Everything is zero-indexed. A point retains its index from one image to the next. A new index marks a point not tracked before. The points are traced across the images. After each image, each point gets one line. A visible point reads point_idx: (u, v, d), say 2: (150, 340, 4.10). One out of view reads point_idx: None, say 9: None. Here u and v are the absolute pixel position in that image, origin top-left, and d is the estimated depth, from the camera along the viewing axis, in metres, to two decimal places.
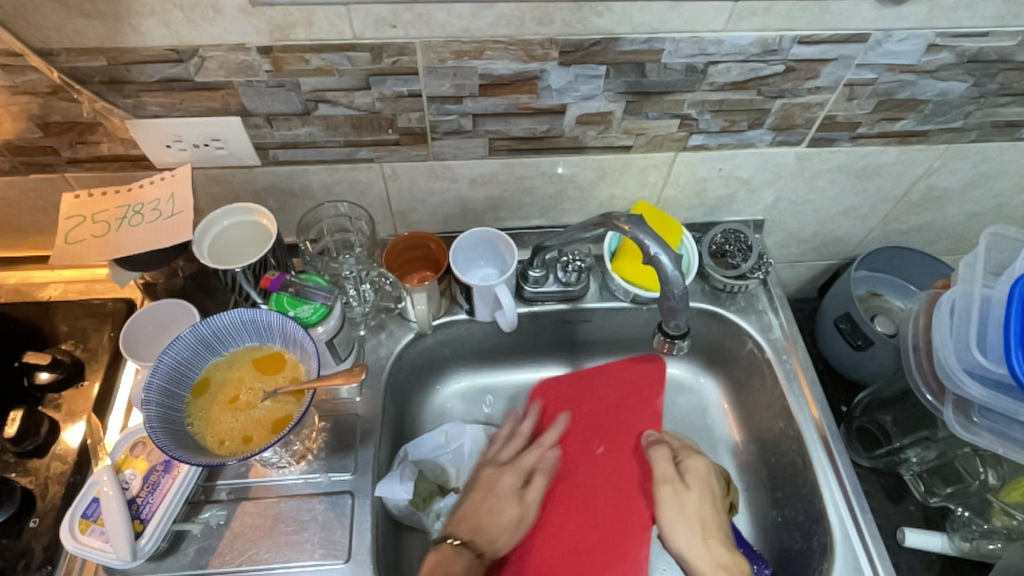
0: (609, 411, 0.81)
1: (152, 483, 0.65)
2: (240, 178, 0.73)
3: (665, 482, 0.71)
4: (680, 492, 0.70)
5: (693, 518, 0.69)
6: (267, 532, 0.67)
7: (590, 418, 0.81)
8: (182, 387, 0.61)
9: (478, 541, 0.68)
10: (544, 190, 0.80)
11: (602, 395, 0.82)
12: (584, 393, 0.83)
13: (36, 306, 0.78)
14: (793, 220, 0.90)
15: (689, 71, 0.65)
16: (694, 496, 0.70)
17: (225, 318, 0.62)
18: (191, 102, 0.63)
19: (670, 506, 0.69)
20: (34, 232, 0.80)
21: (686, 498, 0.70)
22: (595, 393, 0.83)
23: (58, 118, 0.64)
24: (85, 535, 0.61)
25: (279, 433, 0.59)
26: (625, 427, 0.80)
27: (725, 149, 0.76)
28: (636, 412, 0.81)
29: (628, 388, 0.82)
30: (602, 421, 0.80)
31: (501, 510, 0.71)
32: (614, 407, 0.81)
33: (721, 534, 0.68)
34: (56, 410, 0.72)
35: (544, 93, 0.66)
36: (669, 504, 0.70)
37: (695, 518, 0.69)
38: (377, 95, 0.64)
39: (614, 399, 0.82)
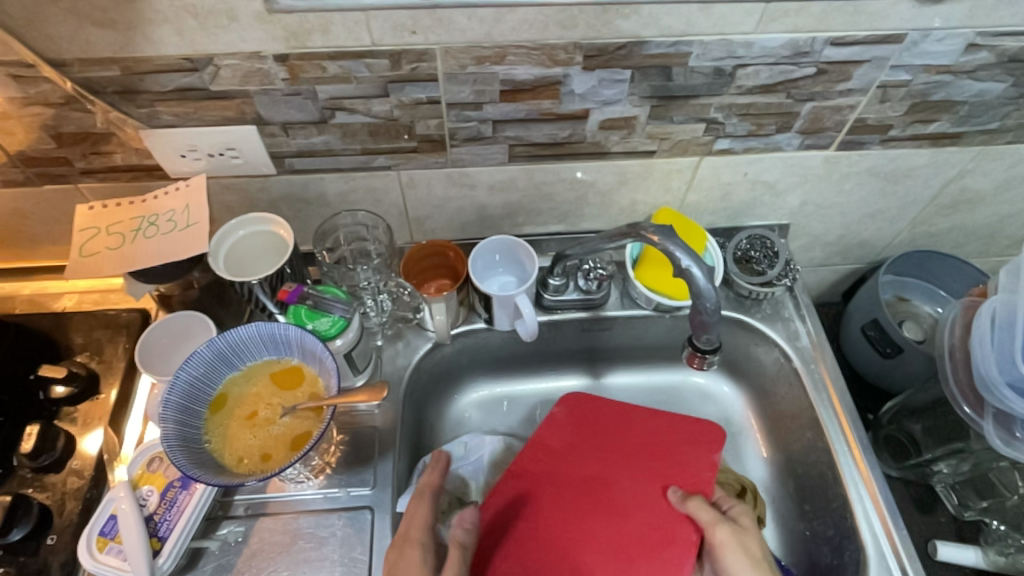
0: (660, 446, 0.74)
1: (170, 499, 0.64)
2: (255, 187, 0.72)
3: (720, 522, 0.65)
4: (741, 532, 0.64)
5: (755, 554, 0.63)
6: (286, 548, 0.66)
7: (637, 450, 0.74)
8: (200, 403, 0.60)
9: None
10: (564, 197, 0.78)
11: (651, 431, 0.75)
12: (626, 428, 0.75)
13: (50, 317, 0.77)
14: (819, 224, 0.88)
15: (717, 75, 0.63)
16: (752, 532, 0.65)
17: (242, 331, 0.61)
18: (205, 111, 0.62)
19: (731, 547, 0.63)
20: (48, 242, 0.79)
21: (747, 537, 0.64)
22: (643, 426, 0.76)
23: (71, 129, 0.63)
24: (103, 553, 0.60)
25: (299, 451, 0.58)
26: (673, 466, 0.72)
27: (751, 153, 0.74)
28: (688, 459, 0.73)
29: (677, 427, 0.75)
30: (652, 451, 0.73)
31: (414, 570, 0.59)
32: (653, 441, 0.74)
33: None
34: (72, 423, 0.71)
35: (567, 99, 0.64)
36: (725, 545, 0.63)
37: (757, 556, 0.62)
38: (395, 102, 0.63)
39: (661, 435, 0.75)
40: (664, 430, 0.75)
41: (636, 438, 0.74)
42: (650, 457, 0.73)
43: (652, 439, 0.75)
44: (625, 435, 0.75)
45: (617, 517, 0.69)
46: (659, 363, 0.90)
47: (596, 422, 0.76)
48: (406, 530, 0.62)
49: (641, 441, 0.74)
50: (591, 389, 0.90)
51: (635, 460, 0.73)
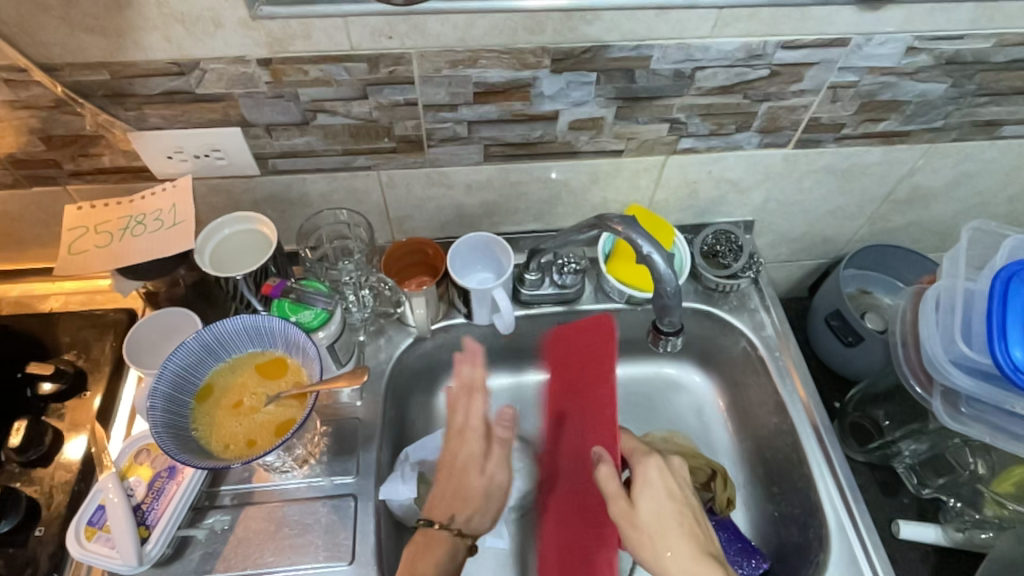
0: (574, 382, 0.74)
1: (157, 489, 0.65)
2: (240, 188, 0.75)
3: (615, 499, 0.61)
4: (627, 510, 0.61)
5: (654, 529, 0.61)
6: (271, 535, 0.68)
7: (575, 386, 0.74)
8: (186, 392, 0.62)
9: (458, 519, 0.71)
10: (538, 195, 0.82)
11: (579, 355, 0.74)
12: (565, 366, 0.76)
13: (39, 319, 0.79)
14: (783, 221, 0.93)
15: (677, 77, 0.67)
16: (665, 489, 0.64)
17: (228, 325, 0.63)
18: (192, 113, 0.65)
19: (626, 527, 0.61)
20: (36, 245, 0.81)
21: (635, 511, 0.62)
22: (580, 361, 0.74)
23: (61, 132, 0.65)
24: (92, 542, 0.62)
25: (283, 436, 0.60)
26: (597, 418, 0.67)
27: (714, 152, 0.78)
28: (591, 392, 0.70)
29: (584, 352, 0.73)
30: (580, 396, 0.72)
31: (473, 481, 0.73)
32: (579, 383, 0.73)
33: (693, 537, 0.61)
34: (60, 420, 0.72)
35: (538, 100, 0.68)
36: (624, 522, 0.61)
37: (654, 530, 0.61)
38: (374, 104, 0.66)
39: (576, 374, 0.73)
40: (575, 358, 0.74)
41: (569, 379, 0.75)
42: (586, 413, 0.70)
43: (565, 372, 0.77)
44: (563, 382, 0.77)
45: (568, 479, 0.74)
46: (633, 355, 0.94)
47: (568, 363, 0.76)
48: (464, 421, 0.74)
49: (580, 394, 0.72)
50: None
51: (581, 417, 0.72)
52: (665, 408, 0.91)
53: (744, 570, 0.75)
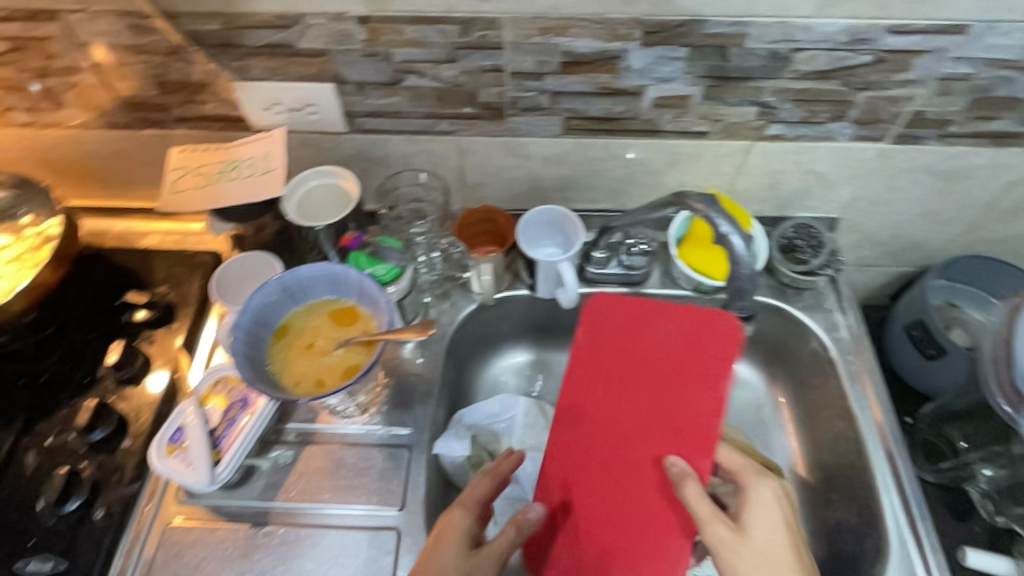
0: (659, 362, 0.66)
1: (230, 417, 0.69)
2: (327, 144, 0.78)
3: (716, 518, 0.58)
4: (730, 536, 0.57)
5: (778, 563, 0.57)
6: (328, 474, 0.71)
7: (646, 371, 0.66)
8: (266, 330, 0.66)
9: None
10: (614, 173, 0.82)
11: (627, 340, 0.68)
12: (638, 348, 0.67)
13: (137, 254, 0.85)
14: (869, 221, 0.88)
15: (773, 58, 0.65)
16: (777, 514, 0.60)
17: (308, 270, 0.67)
18: (290, 67, 0.68)
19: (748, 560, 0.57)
20: (141, 185, 0.87)
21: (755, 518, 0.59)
22: (638, 354, 0.67)
23: (173, 78, 0.70)
24: (170, 457, 0.67)
25: (351, 379, 0.63)
26: (669, 420, 0.64)
27: (803, 140, 0.75)
28: (693, 391, 0.64)
29: (629, 334, 0.68)
30: (656, 380, 0.65)
31: (445, 552, 0.58)
32: (661, 376, 0.65)
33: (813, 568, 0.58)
34: (150, 346, 0.78)
35: (625, 74, 0.67)
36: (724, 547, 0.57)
37: (766, 549, 0.57)
38: (462, 68, 0.67)
39: (645, 357, 0.66)
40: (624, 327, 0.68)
41: (620, 359, 0.67)
42: (650, 416, 0.64)
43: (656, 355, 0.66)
44: (631, 366, 0.67)
45: (586, 476, 0.65)
46: None
47: (618, 323, 0.68)
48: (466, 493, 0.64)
49: (644, 369, 0.66)
50: None
51: (605, 412, 0.66)
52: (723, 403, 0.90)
53: None
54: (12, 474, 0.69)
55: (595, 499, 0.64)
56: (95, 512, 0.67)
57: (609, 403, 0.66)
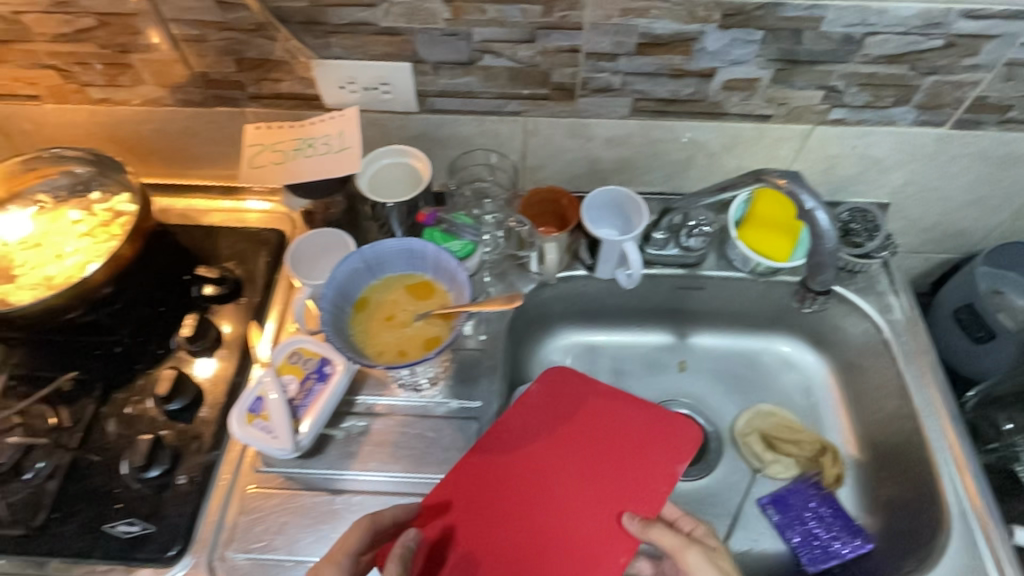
0: (572, 427, 0.72)
1: (307, 388, 0.71)
2: (395, 123, 0.79)
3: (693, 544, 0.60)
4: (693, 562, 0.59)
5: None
6: (399, 445, 0.73)
7: (593, 440, 0.71)
8: (348, 302, 0.68)
9: None
10: (674, 156, 0.83)
11: (551, 400, 0.74)
12: (593, 417, 0.73)
13: (202, 231, 0.87)
14: (918, 207, 0.90)
15: (846, 41, 0.67)
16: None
17: (388, 244, 0.69)
18: (370, 45, 0.69)
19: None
20: (205, 163, 0.89)
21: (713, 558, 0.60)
22: (602, 427, 0.72)
23: (253, 55, 0.72)
24: (251, 425, 0.68)
25: (433, 350, 0.65)
26: (607, 496, 0.67)
27: (864, 125, 0.77)
28: (653, 461, 0.69)
29: (562, 402, 0.74)
30: (603, 450, 0.70)
31: None
32: (607, 448, 0.70)
33: None
34: (221, 319, 0.80)
35: (698, 56, 0.69)
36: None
37: None
38: (539, 49, 0.69)
39: (558, 411, 0.73)
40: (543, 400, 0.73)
41: (567, 424, 0.72)
42: (597, 474, 0.68)
43: (612, 428, 0.72)
44: (557, 434, 0.71)
45: (499, 520, 0.65)
46: (743, 328, 0.95)
47: (564, 404, 0.74)
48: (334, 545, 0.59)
49: (586, 443, 0.71)
50: (674, 347, 0.96)
51: (540, 454, 0.69)
52: (771, 384, 0.92)
53: (843, 546, 0.76)
54: (94, 441, 0.71)
55: (508, 534, 0.64)
56: (177, 478, 0.69)
57: (542, 455, 0.69)
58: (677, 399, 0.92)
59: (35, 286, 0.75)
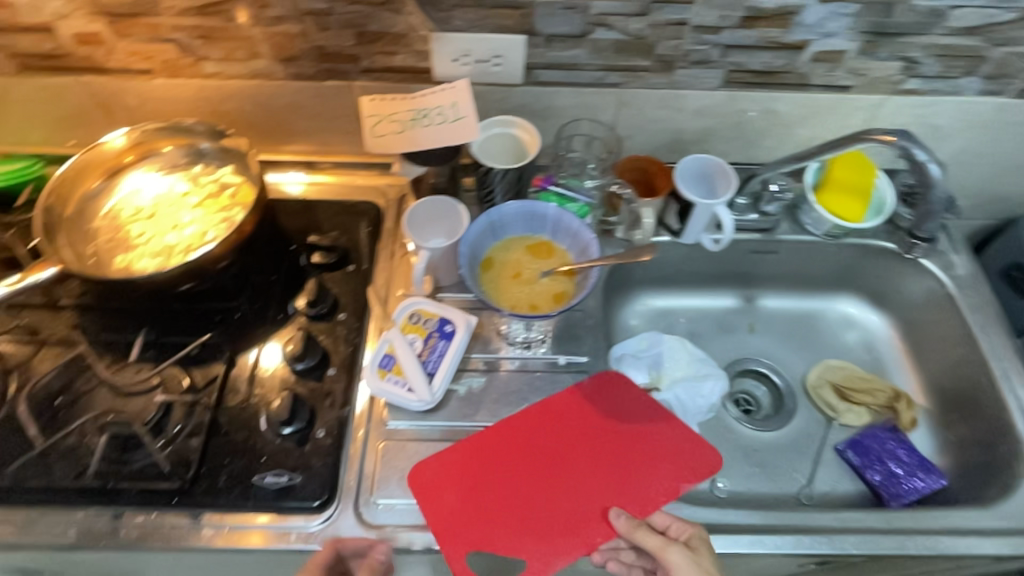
0: (605, 419, 0.74)
1: (432, 345, 0.75)
2: (497, 96, 0.83)
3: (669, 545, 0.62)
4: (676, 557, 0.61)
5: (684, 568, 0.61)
6: (517, 398, 0.77)
7: (619, 435, 0.73)
8: (476, 261, 0.72)
9: None
10: (754, 126, 0.89)
11: (606, 393, 0.77)
12: (627, 415, 0.75)
13: (301, 203, 0.90)
14: (969, 173, 0.97)
15: (931, 14, 0.73)
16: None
17: (510, 206, 0.73)
18: (491, 19, 0.73)
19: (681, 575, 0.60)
20: (301, 138, 0.91)
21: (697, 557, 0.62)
22: (632, 428, 0.74)
23: (374, 28, 0.75)
24: (386, 380, 0.72)
25: (563, 304, 0.70)
26: (615, 489, 0.69)
27: (933, 94, 0.84)
28: (663, 475, 0.71)
29: (607, 393, 0.77)
30: (625, 449, 0.72)
31: None
32: (619, 445, 0.73)
33: None
34: (334, 285, 0.83)
35: (794, 28, 0.75)
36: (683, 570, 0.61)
37: None
38: (649, 21, 0.74)
39: (599, 400, 0.76)
40: (585, 383, 0.77)
41: (601, 411, 0.75)
42: (601, 466, 0.71)
43: (638, 430, 0.74)
44: (595, 417, 0.75)
45: (511, 464, 0.71)
46: (808, 291, 1.01)
47: (605, 392, 0.77)
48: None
49: (614, 434, 0.73)
50: (743, 310, 1.01)
51: (549, 431, 0.73)
52: (835, 342, 0.99)
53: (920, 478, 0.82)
54: (230, 401, 0.73)
55: (500, 489, 0.69)
56: (316, 432, 0.72)
57: (558, 432, 0.73)
58: (750, 357, 0.98)
59: (157, 254, 0.78)
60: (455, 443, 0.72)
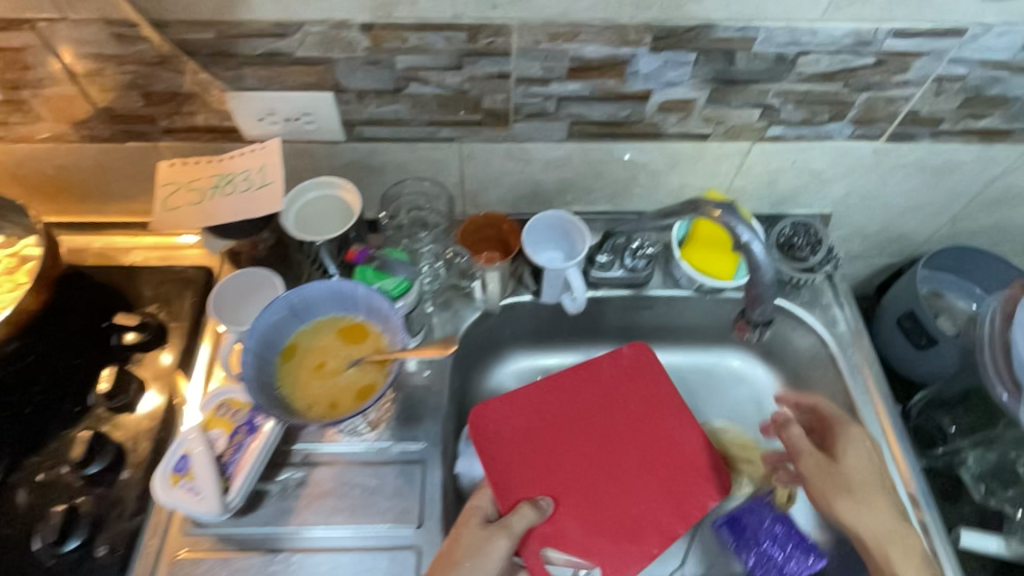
0: (648, 417, 0.80)
1: (237, 442, 0.67)
2: (323, 153, 0.75)
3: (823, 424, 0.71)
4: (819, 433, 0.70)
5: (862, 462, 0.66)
6: (340, 494, 0.70)
7: (662, 432, 0.79)
8: (273, 351, 0.63)
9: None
10: (616, 176, 0.81)
11: (643, 389, 0.82)
12: (670, 409, 0.81)
13: (122, 270, 0.82)
14: (861, 216, 0.90)
15: (778, 61, 0.65)
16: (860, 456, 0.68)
17: (313, 287, 0.64)
18: (288, 76, 0.65)
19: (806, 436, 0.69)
20: (122, 199, 0.83)
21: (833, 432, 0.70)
22: (671, 427, 0.80)
23: (160, 89, 0.67)
24: (176, 488, 0.64)
25: (367, 400, 0.62)
26: (669, 488, 0.76)
27: (802, 141, 0.76)
28: (703, 481, 0.76)
29: (643, 387, 0.82)
30: (670, 449, 0.78)
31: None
32: (664, 442, 0.79)
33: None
34: (143, 369, 0.75)
35: (631, 79, 0.67)
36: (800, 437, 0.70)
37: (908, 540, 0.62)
38: (467, 75, 0.66)
39: (638, 396, 0.82)
40: (625, 377, 0.83)
41: (645, 408, 0.81)
42: (654, 466, 0.77)
43: (676, 430, 0.79)
44: (637, 413, 0.80)
45: (568, 458, 0.77)
46: (695, 343, 0.94)
47: (644, 387, 0.82)
48: None
49: (657, 433, 0.79)
50: None
51: (598, 428, 0.79)
52: (723, 399, 0.91)
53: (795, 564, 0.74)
54: (4, 513, 0.65)
55: (567, 482, 0.75)
56: (97, 549, 0.64)
57: (611, 428, 0.79)
58: None
59: None
60: (517, 423, 0.78)
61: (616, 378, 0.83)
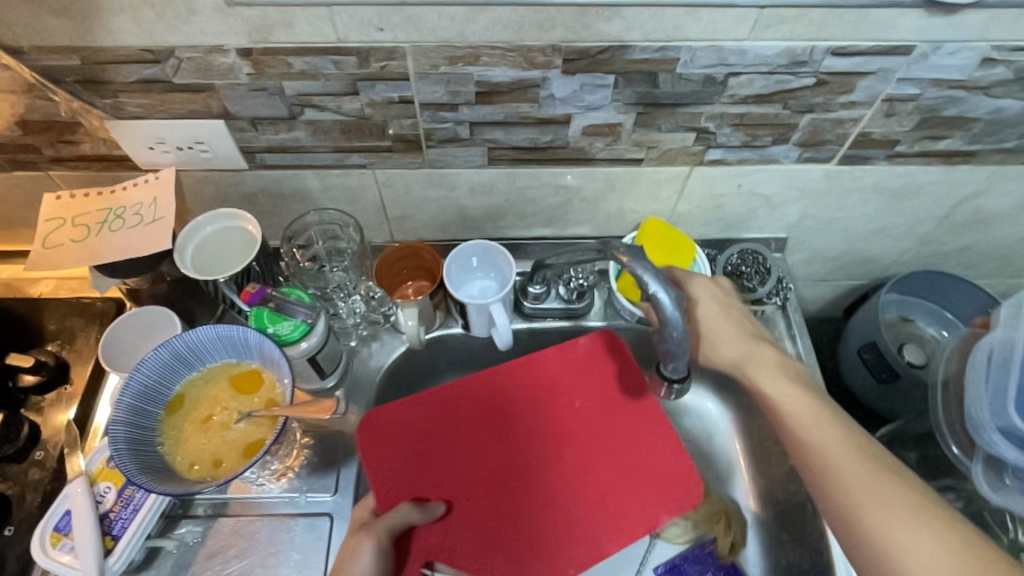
0: (597, 422, 0.72)
1: (127, 497, 0.63)
2: (227, 181, 0.70)
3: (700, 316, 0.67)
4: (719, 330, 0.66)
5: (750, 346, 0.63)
6: (242, 550, 0.66)
7: (609, 437, 0.72)
8: (154, 403, 0.59)
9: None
10: (549, 201, 0.75)
11: (594, 388, 0.74)
12: (626, 413, 0.73)
13: (25, 302, 0.76)
14: (820, 239, 0.84)
15: (707, 82, 0.59)
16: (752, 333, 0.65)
17: (200, 332, 0.60)
18: (171, 103, 0.60)
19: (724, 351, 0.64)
20: (26, 227, 0.78)
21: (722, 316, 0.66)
22: (623, 433, 0.72)
23: (36, 117, 0.61)
24: (56, 550, 0.60)
25: (252, 458, 0.57)
26: (606, 499, 0.68)
27: (746, 164, 0.70)
28: (650, 498, 0.69)
29: (593, 384, 0.74)
30: (617, 455, 0.71)
31: None
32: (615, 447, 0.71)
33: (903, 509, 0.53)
34: (38, 414, 0.70)
35: (547, 103, 0.61)
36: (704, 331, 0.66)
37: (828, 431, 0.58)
38: (366, 101, 0.60)
39: (585, 391, 0.74)
40: (574, 369, 0.75)
41: (596, 410, 0.73)
42: (593, 472, 0.70)
43: (628, 437, 0.72)
44: (581, 414, 0.73)
45: (484, 457, 0.70)
46: None
47: (595, 384, 0.74)
48: None
49: (601, 436, 0.72)
50: None
51: (535, 423, 0.72)
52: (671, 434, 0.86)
53: None
54: None
55: (475, 486, 0.68)
56: None
57: (552, 425, 0.72)
58: None
59: None
60: (434, 419, 0.71)
61: (564, 372, 0.75)
